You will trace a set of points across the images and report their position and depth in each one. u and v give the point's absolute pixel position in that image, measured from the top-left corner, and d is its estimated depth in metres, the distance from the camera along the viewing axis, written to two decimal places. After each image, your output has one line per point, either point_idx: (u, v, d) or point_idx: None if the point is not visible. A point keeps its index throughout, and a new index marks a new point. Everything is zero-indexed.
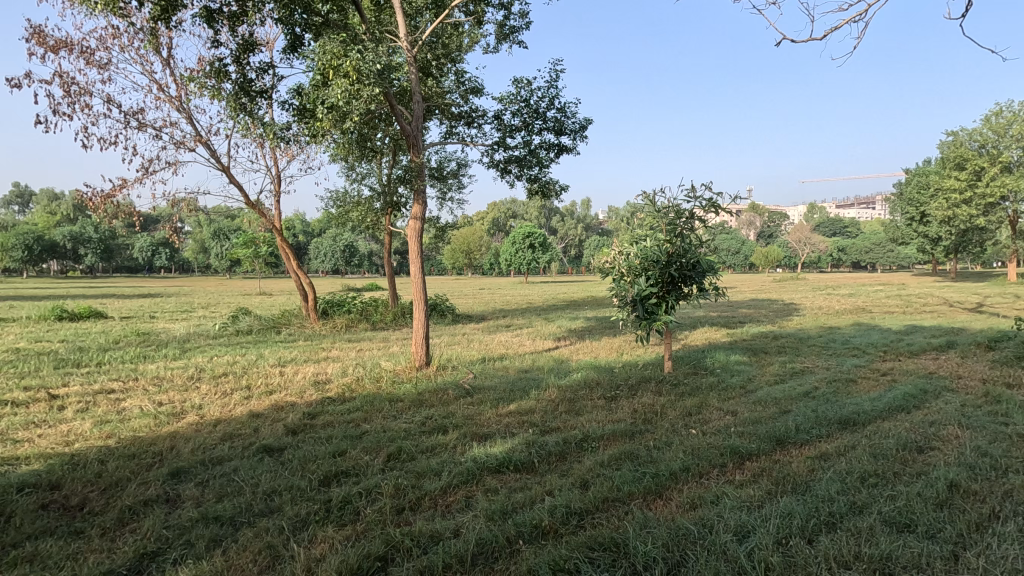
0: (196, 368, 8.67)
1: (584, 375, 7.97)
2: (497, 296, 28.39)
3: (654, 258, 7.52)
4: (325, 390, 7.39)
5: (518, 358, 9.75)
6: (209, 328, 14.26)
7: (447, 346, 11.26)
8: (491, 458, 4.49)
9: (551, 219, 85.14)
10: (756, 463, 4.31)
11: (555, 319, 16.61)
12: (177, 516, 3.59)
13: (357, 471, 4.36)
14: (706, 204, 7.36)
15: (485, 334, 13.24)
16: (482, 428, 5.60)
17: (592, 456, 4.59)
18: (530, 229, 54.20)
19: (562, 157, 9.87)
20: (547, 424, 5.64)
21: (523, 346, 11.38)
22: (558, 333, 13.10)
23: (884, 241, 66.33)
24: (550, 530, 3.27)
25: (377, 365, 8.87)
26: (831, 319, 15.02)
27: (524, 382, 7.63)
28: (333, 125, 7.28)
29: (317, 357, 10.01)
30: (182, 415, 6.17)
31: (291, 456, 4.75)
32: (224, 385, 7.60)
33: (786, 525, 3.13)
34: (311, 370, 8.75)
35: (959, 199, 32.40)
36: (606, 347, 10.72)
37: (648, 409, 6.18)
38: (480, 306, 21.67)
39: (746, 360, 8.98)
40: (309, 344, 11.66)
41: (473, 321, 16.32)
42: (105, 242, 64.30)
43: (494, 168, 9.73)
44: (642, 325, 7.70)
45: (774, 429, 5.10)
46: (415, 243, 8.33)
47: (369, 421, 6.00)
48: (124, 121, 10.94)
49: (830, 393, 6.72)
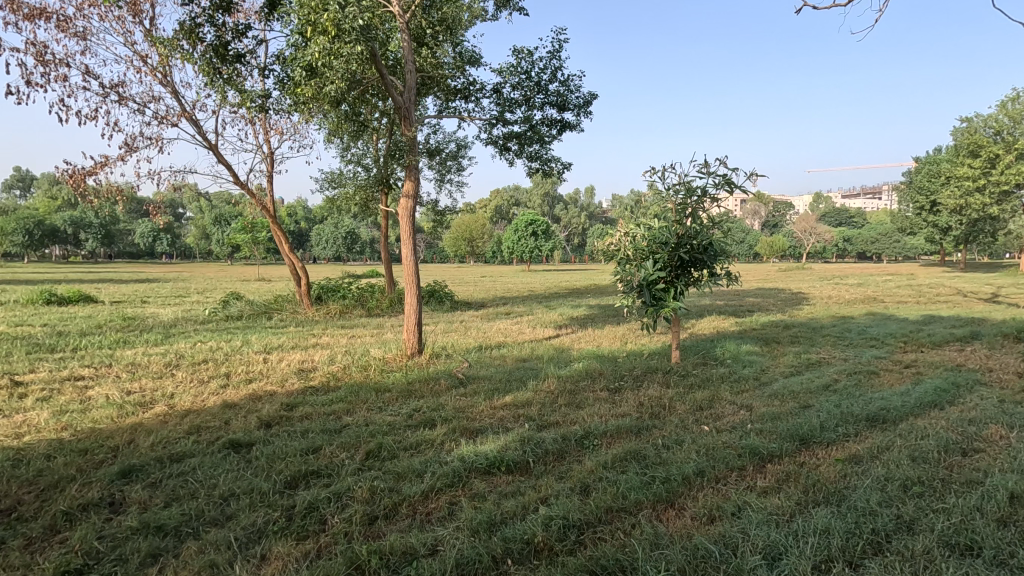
0: (175, 355, 8.19)
1: (586, 364, 7.49)
2: (497, 284, 27.95)
3: (663, 240, 6.99)
4: (308, 379, 6.92)
5: (517, 346, 9.24)
6: (199, 313, 13.79)
7: (443, 333, 10.78)
8: (481, 458, 4.00)
9: (555, 207, 84.39)
10: (779, 467, 3.81)
11: (557, 306, 16.15)
12: (116, 525, 3.12)
13: (329, 471, 3.89)
14: (719, 182, 6.77)
15: (484, 322, 12.74)
16: (473, 422, 5.12)
17: (594, 456, 4.10)
18: (534, 217, 53.57)
19: (565, 134, 9.33)
20: (545, 418, 5.15)
21: (522, 334, 10.86)
22: (559, 321, 12.63)
23: (891, 231, 65.42)
24: (544, 548, 2.79)
25: (367, 352, 8.40)
26: (844, 309, 14.45)
27: (521, 372, 7.12)
28: (315, 90, 6.74)
29: (305, 344, 9.52)
30: (150, 406, 5.70)
31: (259, 453, 4.27)
32: (201, 373, 7.12)
33: (824, 546, 2.64)
34: (297, 357, 8.27)
35: (972, 187, 31.67)
36: (609, 337, 10.20)
37: (655, 403, 5.70)
38: (480, 293, 21.12)
39: (758, 351, 8.45)
40: (299, 331, 11.17)
41: (472, 308, 15.82)
42: (105, 227, 63.90)
43: (493, 144, 9.16)
44: (648, 312, 7.19)
45: (797, 427, 4.60)
46: (409, 226, 7.83)
47: (351, 413, 5.52)
48: (104, 94, 10.35)
49: (852, 386, 6.21)
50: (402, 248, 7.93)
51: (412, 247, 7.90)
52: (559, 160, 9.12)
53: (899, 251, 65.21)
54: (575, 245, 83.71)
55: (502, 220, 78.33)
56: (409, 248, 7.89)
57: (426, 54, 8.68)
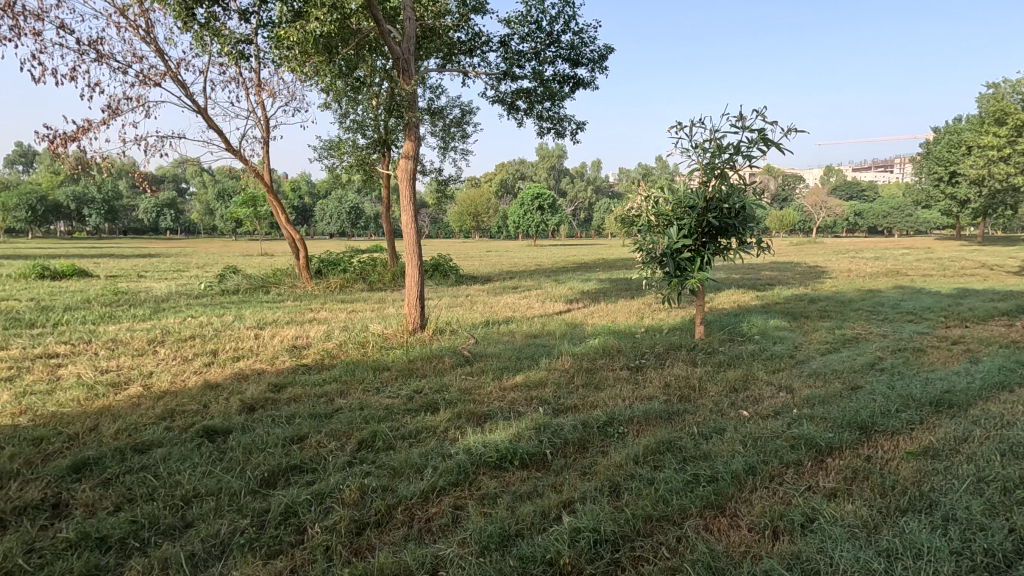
0: (161, 330, 7.66)
1: (603, 341, 6.91)
2: (504, 259, 27.30)
3: (690, 204, 6.33)
4: (301, 356, 6.37)
5: (527, 322, 8.64)
6: (194, 287, 13.24)
7: (447, 308, 10.19)
8: (491, 450, 3.44)
9: (561, 181, 83.06)
10: (843, 462, 3.22)
11: (567, 280, 15.52)
12: (52, 535, 2.58)
13: (313, 466, 3.34)
14: (753, 140, 6.07)
15: (490, 296, 12.13)
16: (481, 405, 4.56)
17: (622, 449, 3.52)
18: (541, 190, 52.58)
19: (578, 91, 8.58)
20: (561, 401, 4.57)
21: (532, 309, 10.26)
22: (570, 295, 12.02)
23: (906, 204, 63.88)
24: (572, 571, 2.24)
25: (366, 328, 7.83)
26: (868, 283, 13.73)
27: (532, 349, 6.54)
28: (300, 32, 5.99)
29: (302, 319, 8.95)
30: (124, 387, 5.16)
31: (236, 442, 3.73)
32: (186, 350, 6.58)
33: (932, 575, 2.07)
34: (291, 333, 7.70)
35: (996, 156, 30.55)
36: (624, 312, 9.58)
37: (683, 384, 5.11)
38: (486, 268, 20.44)
39: (787, 326, 7.83)
40: (297, 305, 10.60)
41: (478, 282, 15.20)
42: (107, 203, 63.33)
43: (501, 102, 8.44)
44: (671, 284, 6.56)
45: (852, 412, 4.01)
46: (408, 190, 7.18)
47: (345, 395, 4.97)
48: (82, 51, 9.59)
49: (900, 364, 5.60)
50: (402, 215, 7.30)
51: (412, 214, 7.28)
52: (573, 119, 8.40)
53: (913, 224, 63.77)
54: (581, 220, 82.51)
55: (507, 194, 77.11)
56: (409, 215, 7.26)
57: (425, 1, 7.90)
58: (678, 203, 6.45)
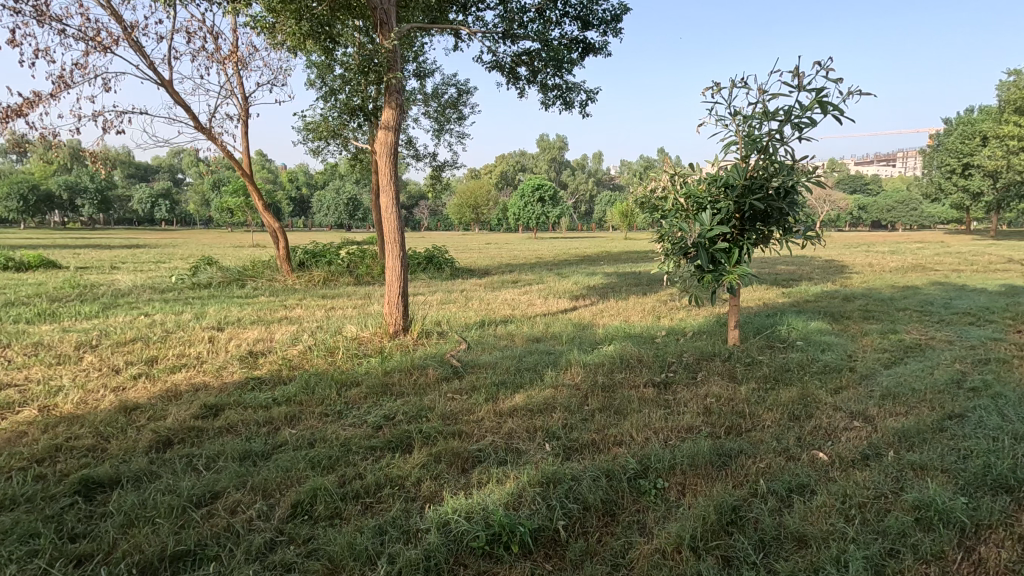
0: (100, 331, 6.53)
1: (619, 347, 5.81)
2: (503, 251, 26.27)
3: (727, 182, 5.26)
4: (255, 366, 5.27)
5: (528, 322, 7.54)
6: (164, 280, 12.07)
7: (437, 305, 9.08)
8: (479, 525, 2.37)
9: (562, 173, 81.76)
10: (1009, 556, 2.13)
11: (571, 274, 14.41)
12: None
13: (215, 552, 2.26)
14: (810, 103, 4.89)
15: (487, 291, 11.03)
16: (469, 440, 3.48)
17: (668, 524, 2.44)
18: (541, 180, 51.38)
19: (588, 58, 7.44)
20: (574, 437, 3.49)
21: (533, 306, 9.14)
22: (575, 291, 10.90)
23: (914, 198, 62.61)
24: None
25: (341, 329, 6.72)
26: (899, 278, 12.61)
27: (534, 358, 5.45)
28: None
29: (272, 318, 7.84)
30: (16, 409, 4.04)
31: (120, 503, 2.64)
32: (118, 357, 5.46)
33: None
34: (254, 335, 6.57)
35: (1017, 146, 29.48)
36: (638, 311, 8.47)
37: (728, 408, 4.02)
38: (484, 261, 19.36)
39: (831, 330, 6.72)
40: (270, 301, 9.48)
41: (475, 276, 14.08)
42: (101, 192, 62.02)
43: (499, 67, 7.34)
44: (704, 281, 5.44)
45: (977, 459, 2.92)
46: (389, 168, 6.05)
47: (295, 423, 3.87)
48: (21, 9, 8.39)
49: (993, 382, 4.51)
50: (381, 198, 6.18)
51: (394, 197, 6.16)
52: (582, 88, 7.26)
53: (920, 219, 62.63)
54: (582, 212, 81.22)
55: (508, 185, 75.79)
56: (390, 198, 6.15)
57: None
58: (712, 182, 5.40)
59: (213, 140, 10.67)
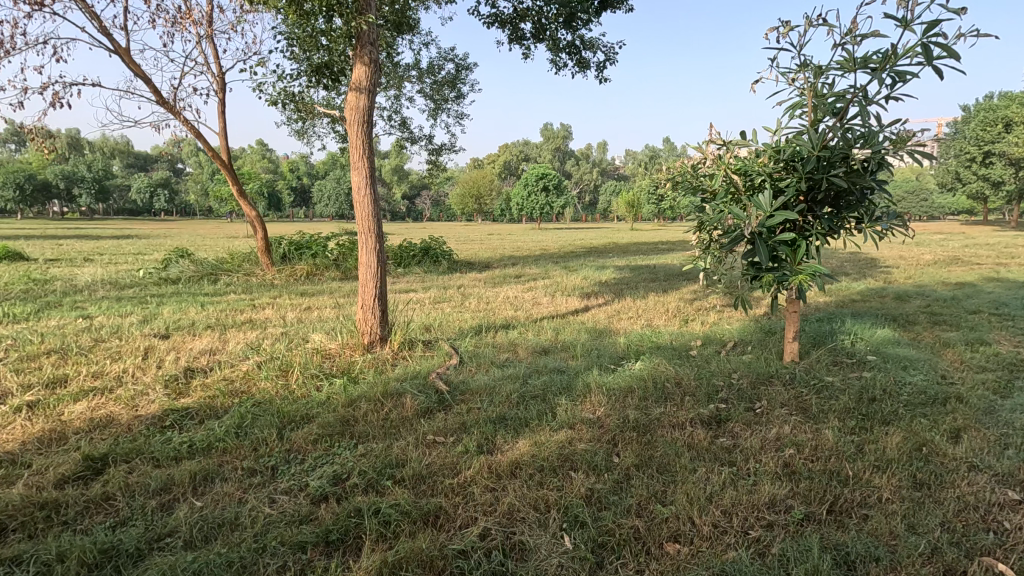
0: (14, 341, 5.36)
1: (648, 363, 4.63)
2: (506, 243, 25.10)
3: (797, 154, 4.01)
4: (184, 390, 4.11)
5: (534, 327, 6.37)
6: (131, 275, 10.93)
7: (429, 305, 7.91)
8: None
9: (567, 163, 80.28)
10: None
11: (579, 267, 13.22)
12: None
13: None
14: (913, 46, 3.61)
15: (487, 288, 9.86)
16: (450, 530, 2.33)
17: None
18: (545, 170, 50.02)
19: (606, 11, 6.23)
20: (608, 527, 2.34)
21: (539, 307, 7.95)
22: (585, 288, 9.71)
23: (927, 188, 61.04)
24: None
25: (308, 338, 5.56)
26: (943, 273, 11.39)
27: (542, 380, 4.28)
28: None
29: (232, 322, 6.66)
30: None
31: None
32: (14, 377, 4.30)
33: None
34: (200, 346, 5.40)
35: None
36: (661, 314, 7.28)
37: (821, 467, 2.85)
38: (486, 252, 18.19)
39: (903, 339, 5.53)
40: (239, 300, 8.33)
41: (476, 270, 12.90)
42: (98, 182, 60.87)
43: (499, 22, 6.14)
44: (764, 282, 4.20)
45: None
46: (360, 140, 4.88)
47: (207, 488, 2.73)
48: None
49: None
50: (351, 177, 5.00)
51: (367, 177, 4.98)
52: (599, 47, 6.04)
53: (933, 209, 61.07)
54: (587, 203, 79.84)
55: (511, 175, 74.49)
56: (362, 177, 4.97)
57: None
58: (777, 153, 4.15)
59: (178, 117, 9.43)
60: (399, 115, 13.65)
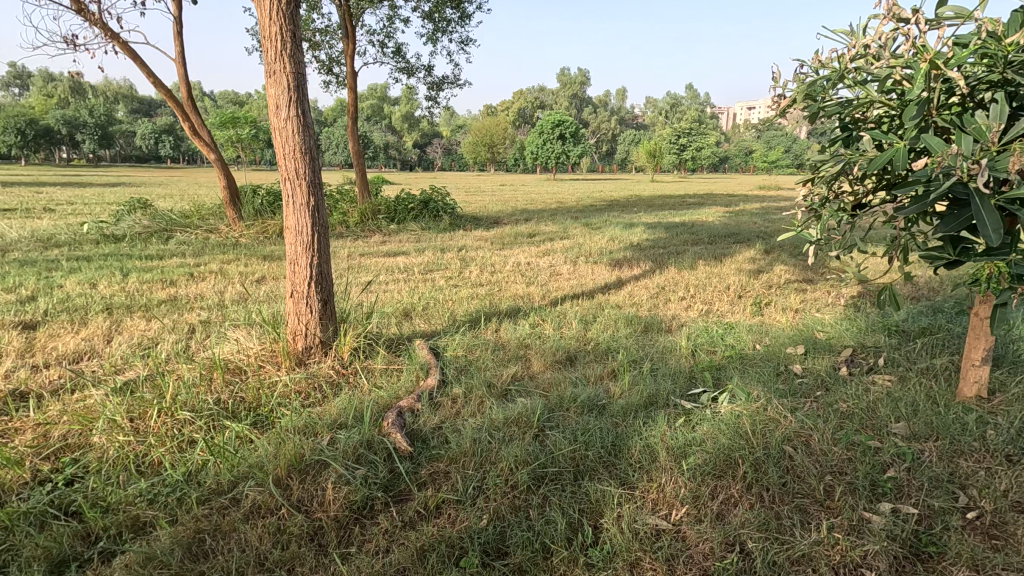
0: None
1: (742, 397, 2.81)
2: (518, 195, 22.96)
3: None
4: None
5: (552, 315, 4.57)
6: (73, 230, 9.20)
7: (417, 276, 6.13)
8: None
9: (584, 110, 76.29)
10: None
11: (603, 225, 11.29)
12: None
13: None
14: None
15: (494, 251, 8.04)
16: None
17: None
18: (562, 117, 46.90)
19: None
20: None
21: (559, 280, 6.12)
22: (615, 252, 7.86)
23: None
24: None
25: (223, 333, 3.81)
26: None
27: (569, 433, 2.52)
28: None
29: (146, 300, 4.93)
30: None
31: None
32: None
33: None
34: (65, 344, 3.68)
35: None
36: (723, 294, 5.42)
37: None
38: (497, 206, 16.21)
39: None
40: (181, 266, 6.59)
41: (482, 226, 11.05)
42: (100, 128, 58.77)
43: None
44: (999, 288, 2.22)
45: None
46: (277, 26, 2.99)
47: None
48: None
49: None
50: (267, 89, 3.11)
51: (291, 88, 3.09)
52: None
53: None
54: (605, 153, 76.31)
55: (526, 123, 71.13)
56: (282, 89, 3.08)
57: None
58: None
59: (103, 29, 7.45)
60: (393, 40, 11.50)
